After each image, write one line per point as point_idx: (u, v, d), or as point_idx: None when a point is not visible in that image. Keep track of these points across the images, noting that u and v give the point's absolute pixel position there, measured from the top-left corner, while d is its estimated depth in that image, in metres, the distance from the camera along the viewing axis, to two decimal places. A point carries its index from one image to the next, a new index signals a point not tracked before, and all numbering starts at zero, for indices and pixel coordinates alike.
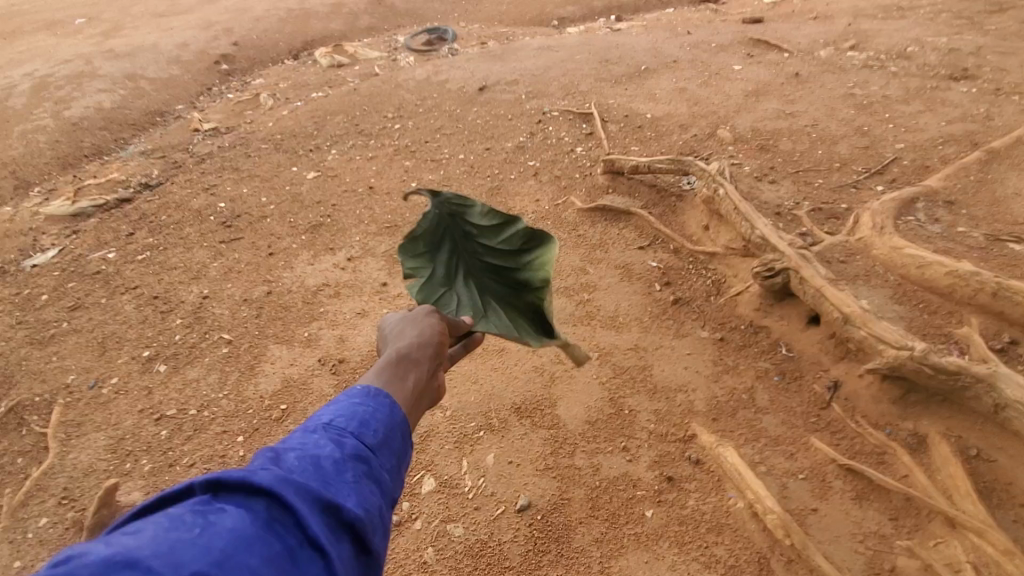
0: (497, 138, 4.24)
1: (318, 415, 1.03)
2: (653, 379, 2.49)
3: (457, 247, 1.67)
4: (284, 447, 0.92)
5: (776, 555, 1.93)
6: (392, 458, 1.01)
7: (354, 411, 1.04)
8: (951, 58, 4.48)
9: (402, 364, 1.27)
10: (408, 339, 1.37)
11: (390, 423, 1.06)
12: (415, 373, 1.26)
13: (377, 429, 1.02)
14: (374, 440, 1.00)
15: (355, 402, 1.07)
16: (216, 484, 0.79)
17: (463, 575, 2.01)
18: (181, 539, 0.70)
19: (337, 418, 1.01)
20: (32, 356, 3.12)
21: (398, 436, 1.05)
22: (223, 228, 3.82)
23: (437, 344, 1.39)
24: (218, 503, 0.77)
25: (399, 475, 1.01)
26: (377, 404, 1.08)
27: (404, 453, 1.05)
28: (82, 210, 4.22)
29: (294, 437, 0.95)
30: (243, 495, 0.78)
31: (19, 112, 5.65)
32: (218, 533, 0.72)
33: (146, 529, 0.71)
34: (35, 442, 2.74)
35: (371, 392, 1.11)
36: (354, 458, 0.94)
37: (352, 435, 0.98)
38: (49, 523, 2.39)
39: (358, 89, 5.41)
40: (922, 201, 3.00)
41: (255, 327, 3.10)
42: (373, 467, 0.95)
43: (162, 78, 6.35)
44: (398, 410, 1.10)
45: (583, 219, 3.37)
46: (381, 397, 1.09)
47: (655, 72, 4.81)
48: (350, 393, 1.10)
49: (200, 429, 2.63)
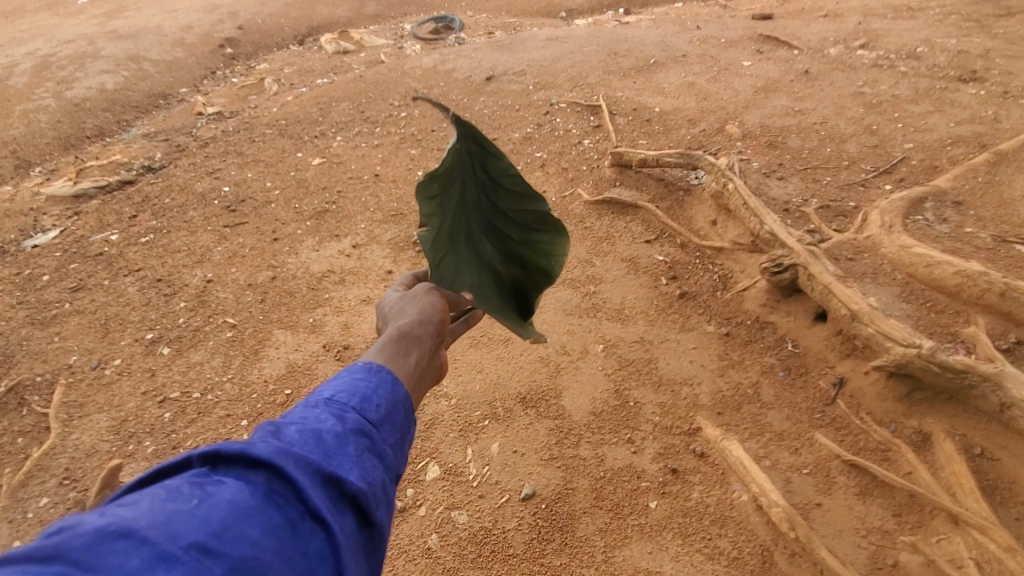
0: (504, 128, 4.22)
1: (319, 390, 0.94)
2: (658, 372, 2.50)
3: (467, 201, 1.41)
4: (285, 420, 0.83)
5: (779, 548, 1.94)
6: (396, 433, 0.92)
7: (356, 386, 0.95)
8: (961, 60, 4.47)
9: (404, 341, 1.18)
10: (410, 315, 1.28)
11: (394, 398, 0.96)
12: (418, 350, 1.18)
13: (380, 403, 0.93)
14: (378, 415, 0.91)
15: (357, 377, 0.97)
16: (214, 455, 0.72)
17: (466, 561, 2.01)
18: (178, 510, 0.64)
19: (338, 392, 0.92)
20: (33, 336, 3.10)
21: (402, 410, 0.96)
22: (227, 212, 3.80)
23: (440, 321, 1.31)
24: (216, 475, 0.70)
25: (403, 452, 0.92)
26: (379, 379, 0.98)
27: (409, 427, 0.96)
28: (84, 191, 4.19)
29: (294, 411, 0.87)
30: (242, 466, 0.71)
31: (20, 92, 5.60)
32: (215, 504, 0.66)
33: (140, 501, 0.65)
34: (36, 422, 2.72)
35: (372, 367, 1.01)
36: (357, 432, 0.85)
37: (354, 410, 0.89)
38: (50, 503, 2.37)
39: (364, 76, 5.37)
40: (930, 201, 3.01)
41: (260, 312, 3.09)
42: (376, 441, 0.87)
43: (166, 60, 6.29)
44: (401, 386, 1.00)
45: (590, 211, 3.36)
46: (383, 372, 0.99)
47: (664, 66, 4.79)
48: (351, 368, 1.01)
49: (204, 412, 2.63)
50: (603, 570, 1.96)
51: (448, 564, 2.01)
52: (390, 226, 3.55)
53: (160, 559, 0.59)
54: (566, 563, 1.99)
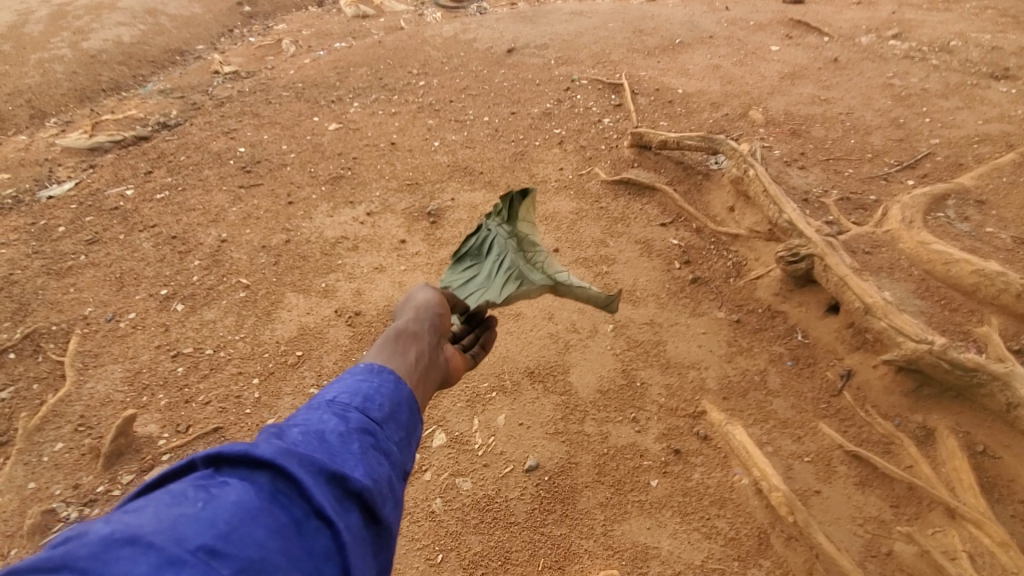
0: (523, 102, 4.17)
1: (323, 394, 1.03)
2: (666, 355, 2.52)
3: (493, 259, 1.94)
4: (289, 423, 0.91)
5: (776, 531, 1.98)
6: (399, 431, 1.01)
7: (358, 387, 1.04)
8: (994, 56, 4.35)
9: (403, 340, 1.27)
10: (409, 315, 1.38)
11: (396, 397, 1.06)
12: (416, 347, 1.26)
13: (381, 403, 1.02)
14: (381, 414, 1.00)
15: (359, 379, 1.06)
16: (219, 458, 0.78)
17: (469, 526, 2.06)
18: (184, 513, 0.68)
19: (340, 395, 1.00)
20: (49, 286, 3.14)
21: (405, 409, 1.05)
22: (243, 173, 3.80)
23: (437, 320, 1.41)
24: (221, 477, 0.76)
25: (408, 449, 1.01)
26: (381, 380, 1.08)
27: (411, 425, 1.05)
28: (100, 145, 4.19)
29: (298, 414, 0.95)
30: (247, 468, 0.77)
31: (36, 40, 5.55)
32: (221, 505, 0.71)
33: (146, 506, 0.70)
34: (51, 369, 2.77)
35: (374, 368, 1.11)
36: (360, 431, 0.93)
37: (357, 410, 0.98)
38: (65, 448, 2.42)
39: (384, 42, 5.30)
40: (952, 199, 2.97)
41: (273, 274, 3.11)
42: (379, 439, 0.95)
43: (183, 16, 6.21)
44: (404, 385, 1.10)
45: (606, 190, 3.35)
46: (385, 373, 1.09)
47: (689, 47, 4.70)
48: (353, 371, 1.10)
49: (216, 369, 2.68)
50: (601, 542, 2.00)
51: (451, 528, 2.06)
52: (405, 195, 3.54)
53: (168, 562, 0.62)
54: (566, 533, 2.03)
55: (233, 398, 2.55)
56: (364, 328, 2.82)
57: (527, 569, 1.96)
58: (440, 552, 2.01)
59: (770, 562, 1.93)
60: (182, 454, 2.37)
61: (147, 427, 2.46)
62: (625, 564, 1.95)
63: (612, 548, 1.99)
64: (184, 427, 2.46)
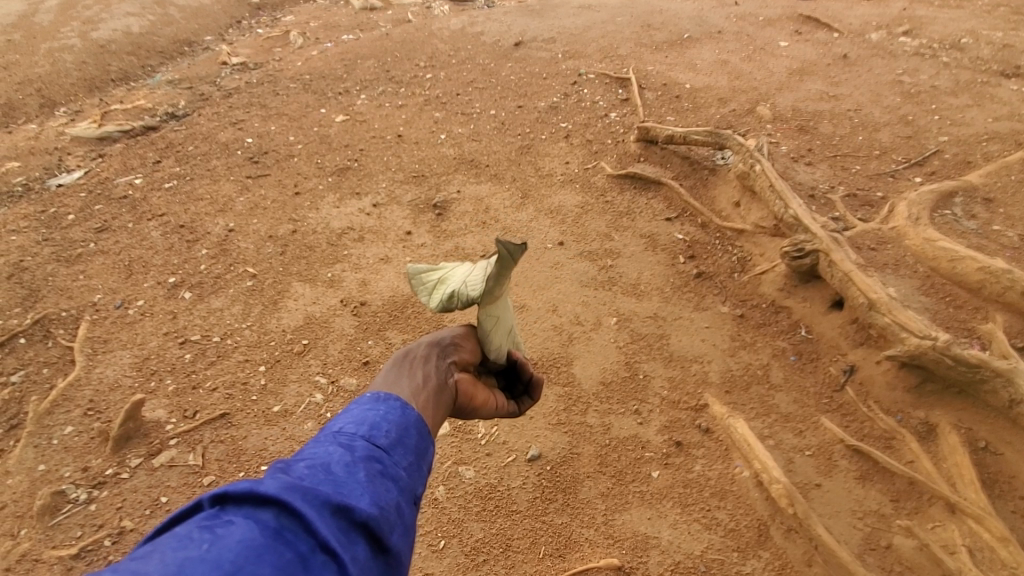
0: (530, 96, 4.17)
1: (330, 425, 1.02)
2: (669, 348, 2.53)
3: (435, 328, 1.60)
4: (296, 457, 0.89)
5: (776, 523, 2.00)
6: (408, 455, 1.00)
7: (364, 417, 1.03)
8: (1006, 54, 4.31)
9: (409, 363, 1.29)
10: (421, 341, 1.39)
11: (404, 423, 1.05)
12: (422, 369, 1.27)
13: (389, 430, 1.02)
14: (387, 440, 0.99)
15: (366, 408, 1.06)
16: (223, 496, 0.76)
17: (471, 513, 2.08)
18: (189, 558, 0.67)
19: (347, 425, 0.99)
20: (58, 273, 3.17)
21: (414, 433, 1.04)
22: (250, 163, 3.82)
23: (449, 347, 1.40)
24: (226, 516, 0.74)
25: (418, 472, 0.99)
26: (388, 408, 1.07)
27: (420, 449, 1.03)
28: (109, 134, 4.22)
29: (306, 446, 0.94)
30: (252, 505, 0.75)
31: (46, 30, 5.59)
32: (226, 546, 0.69)
33: (152, 553, 0.68)
34: (61, 355, 2.80)
35: (380, 397, 1.10)
36: (367, 459, 0.92)
37: (363, 438, 0.97)
38: (74, 432, 2.46)
39: (391, 35, 5.29)
40: (959, 196, 2.96)
41: (280, 264, 3.14)
42: (387, 465, 0.94)
43: (192, 7, 6.23)
44: (411, 410, 1.09)
45: (612, 185, 3.35)
46: (391, 401, 1.09)
47: (697, 43, 4.68)
48: (361, 400, 1.09)
49: (223, 356, 2.71)
50: (602, 531, 2.02)
51: (453, 515, 2.08)
52: (410, 187, 3.55)
53: None
54: (567, 522, 2.05)
55: (239, 385, 2.59)
56: (370, 318, 2.84)
57: (528, 557, 1.98)
58: (442, 539, 2.03)
59: (770, 554, 1.94)
60: (189, 439, 2.41)
61: (155, 412, 2.49)
62: (626, 553, 1.97)
63: (612, 537, 2.01)
64: (191, 412, 2.49)
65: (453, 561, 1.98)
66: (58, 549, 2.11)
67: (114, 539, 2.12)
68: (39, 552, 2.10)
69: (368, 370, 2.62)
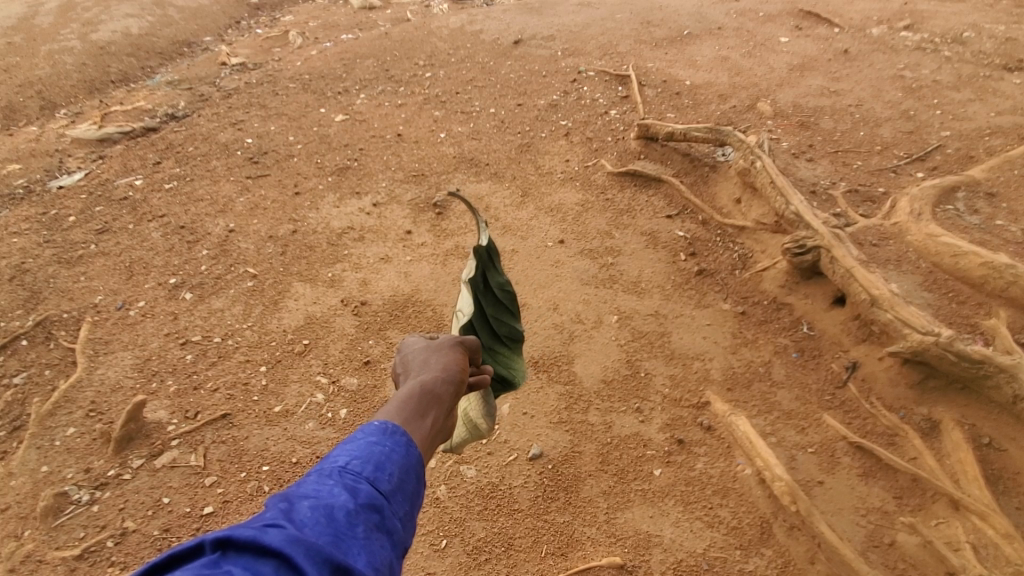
0: (530, 94, 4.15)
1: (332, 455, 0.94)
2: (671, 345, 2.52)
3: (489, 249, 1.63)
4: (298, 494, 0.84)
5: (779, 520, 1.99)
6: (406, 504, 0.93)
7: (370, 451, 0.95)
8: (1008, 47, 4.29)
9: (424, 399, 1.14)
10: (433, 368, 1.24)
11: (406, 464, 0.96)
12: (435, 411, 1.14)
13: (392, 472, 0.93)
14: (390, 485, 0.91)
15: (372, 441, 0.97)
16: (226, 541, 0.71)
17: (473, 512, 2.08)
18: None
19: (352, 460, 0.92)
20: (60, 274, 3.18)
21: (413, 477, 0.96)
22: (250, 164, 3.82)
23: (460, 379, 1.25)
24: (225, 565, 0.69)
25: (413, 523, 0.93)
26: (394, 443, 0.98)
27: (419, 494, 0.96)
28: (109, 136, 4.23)
29: (307, 480, 0.87)
30: (252, 555, 0.71)
31: (46, 32, 5.59)
32: None
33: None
34: (62, 356, 2.80)
35: (388, 428, 1.01)
36: (368, 507, 0.86)
37: (367, 480, 0.90)
38: (76, 433, 2.46)
39: (390, 33, 5.29)
40: (962, 191, 2.95)
41: (280, 264, 3.13)
42: (386, 515, 0.87)
43: (191, 8, 6.24)
44: (415, 449, 1.00)
45: (612, 182, 3.34)
46: (398, 436, 1.00)
47: (698, 39, 4.67)
48: (366, 428, 1.00)
49: (225, 356, 2.70)
50: (604, 530, 2.02)
51: (455, 514, 2.08)
52: (411, 186, 3.55)
53: None
54: (569, 520, 2.05)
55: (241, 385, 2.59)
56: (371, 318, 2.84)
57: (530, 556, 1.97)
58: (445, 537, 2.03)
59: (773, 551, 1.94)
60: (191, 439, 2.41)
61: (157, 413, 2.49)
62: (627, 551, 1.96)
63: (614, 536, 2.00)
64: (193, 413, 2.49)
65: (455, 561, 1.97)
66: (61, 550, 2.11)
67: (117, 540, 2.12)
68: (43, 553, 2.11)
69: (369, 369, 2.62)
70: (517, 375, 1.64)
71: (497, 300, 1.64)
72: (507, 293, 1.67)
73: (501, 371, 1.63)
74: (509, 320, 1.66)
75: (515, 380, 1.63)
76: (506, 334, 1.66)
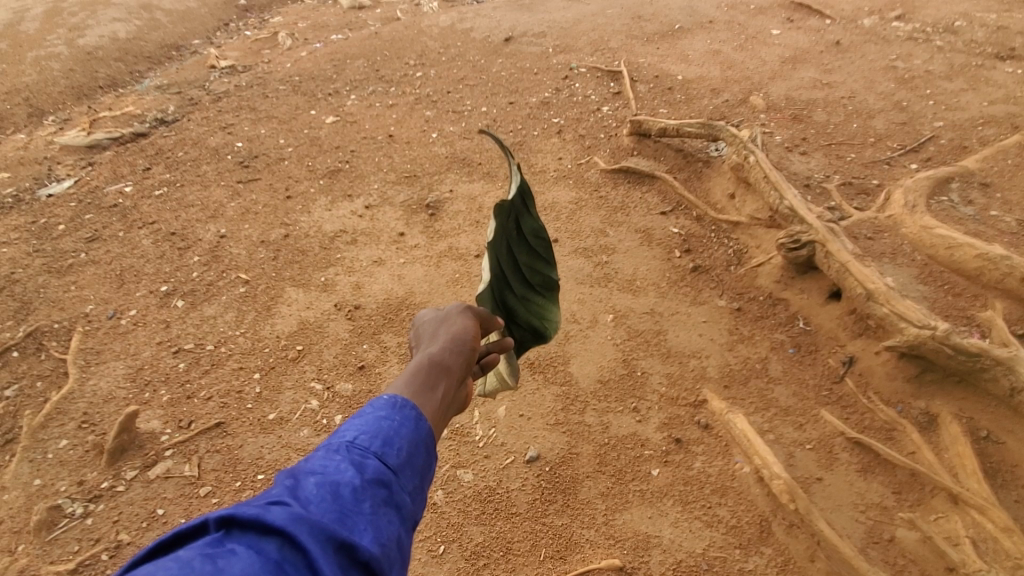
0: (521, 92, 4.13)
1: (341, 430, 0.92)
2: (667, 344, 2.51)
3: (522, 192, 1.38)
4: (305, 470, 0.82)
5: (778, 518, 1.98)
6: (415, 478, 0.90)
7: (379, 426, 0.92)
8: (999, 36, 4.28)
9: (433, 370, 1.12)
10: (441, 340, 1.20)
11: (416, 437, 0.94)
12: (444, 382, 1.11)
13: (401, 446, 0.91)
14: (398, 460, 0.89)
15: (380, 415, 0.94)
16: (230, 519, 0.69)
17: (470, 517, 2.06)
18: None
19: (360, 435, 0.89)
20: (50, 284, 3.14)
21: (423, 450, 0.93)
22: (241, 168, 3.78)
23: (470, 349, 1.21)
24: (229, 544, 0.67)
25: (423, 496, 0.91)
26: (402, 417, 0.96)
27: (429, 467, 0.94)
28: (98, 142, 4.18)
29: (316, 455, 0.85)
30: (256, 534, 0.69)
31: (33, 38, 5.54)
32: None
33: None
34: (54, 367, 2.77)
35: (396, 402, 0.99)
36: (375, 482, 0.83)
37: (375, 455, 0.87)
38: (69, 445, 2.43)
39: (380, 33, 5.23)
40: (956, 182, 2.94)
41: (272, 269, 3.10)
42: (394, 490, 0.85)
43: (179, 11, 6.18)
44: (425, 424, 0.98)
45: (606, 179, 3.32)
46: (406, 409, 0.97)
47: (689, 33, 4.64)
48: (375, 403, 0.98)
49: (217, 364, 2.68)
50: (603, 532, 2.00)
51: (452, 519, 2.07)
52: (403, 187, 3.52)
53: None
54: (567, 523, 2.03)
55: (234, 393, 2.56)
56: (364, 321, 2.82)
57: (529, 559, 1.96)
58: (443, 543, 2.01)
59: (772, 550, 1.93)
60: (185, 449, 2.38)
61: (150, 423, 2.47)
62: (627, 553, 1.95)
63: (613, 537, 1.99)
64: (186, 422, 2.47)
65: (453, 566, 1.96)
66: (55, 564, 2.09)
67: (111, 553, 2.10)
68: (37, 568, 2.09)
69: (364, 375, 2.60)
70: (550, 328, 1.53)
71: (532, 246, 1.47)
72: (541, 239, 1.48)
73: (534, 322, 1.52)
74: (540, 269, 1.51)
75: (545, 335, 1.54)
76: (540, 283, 1.52)
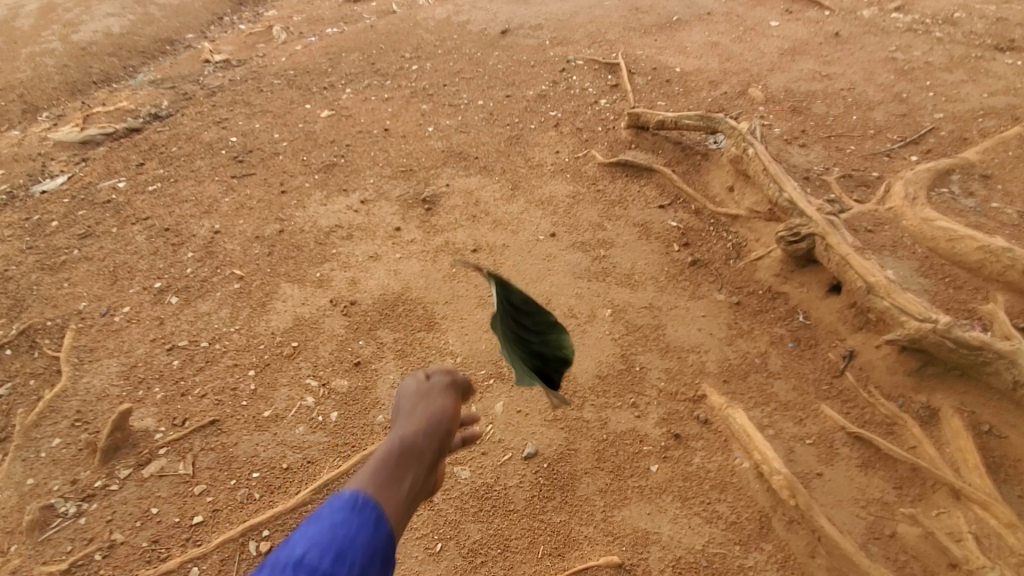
0: (518, 85, 4.08)
1: (290, 542, 0.83)
2: (666, 338, 2.48)
3: None
4: None
5: (778, 514, 1.96)
6: None
7: (331, 536, 0.83)
8: (999, 28, 4.24)
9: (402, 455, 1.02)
10: (418, 415, 1.10)
11: (372, 549, 0.85)
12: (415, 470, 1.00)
13: (353, 561, 0.82)
14: None
15: (335, 522, 0.85)
16: None
17: (467, 514, 2.05)
18: None
19: (308, 551, 0.80)
20: (43, 281, 3.11)
21: (378, 565, 0.84)
22: (235, 163, 3.74)
23: (448, 426, 1.11)
24: None
25: None
26: (359, 524, 0.86)
27: None
28: (92, 138, 4.13)
29: None
30: None
31: (25, 33, 5.47)
32: None
33: None
34: (47, 365, 2.74)
35: (356, 503, 0.90)
36: None
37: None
38: (62, 444, 2.40)
39: (375, 26, 5.17)
40: (956, 174, 2.91)
41: (267, 265, 3.07)
42: None
43: (173, 5, 6.10)
44: (384, 531, 0.88)
45: (603, 173, 3.29)
46: (365, 514, 0.88)
47: (687, 25, 4.60)
48: (332, 505, 0.89)
49: (212, 361, 2.65)
50: (601, 529, 1.99)
51: (449, 517, 2.05)
52: (399, 182, 3.48)
53: None
54: (566, 520, 2.01)
55: (229, 391, 2.53)
56: (360, 318, 2.79)
57: (526, 557, 1.94)
58: (439, 541, 1.99)
59: (772, 546, 1.91)
60: (179, 447, 2.36)
61: (143, 421, 2.44)
62: (626, 550, 1.93)
63: (612, 534, 1.97)
64: (180, 420, 2.44)
65: (450, 564, 1.94)
66: (48, 565, 2.06)
67: (105, 553, 2.08)
68: (30, 568, 2.07)
69: (360, 371, 2.57)
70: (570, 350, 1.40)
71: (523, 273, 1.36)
72: None
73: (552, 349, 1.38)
74: None
75: (571, 357, 1.40)
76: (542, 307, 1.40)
